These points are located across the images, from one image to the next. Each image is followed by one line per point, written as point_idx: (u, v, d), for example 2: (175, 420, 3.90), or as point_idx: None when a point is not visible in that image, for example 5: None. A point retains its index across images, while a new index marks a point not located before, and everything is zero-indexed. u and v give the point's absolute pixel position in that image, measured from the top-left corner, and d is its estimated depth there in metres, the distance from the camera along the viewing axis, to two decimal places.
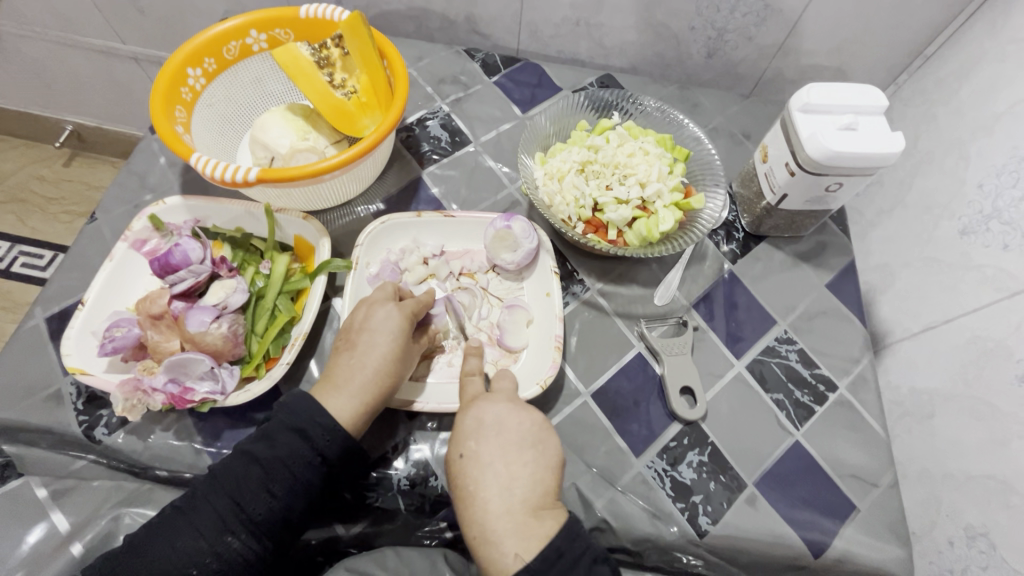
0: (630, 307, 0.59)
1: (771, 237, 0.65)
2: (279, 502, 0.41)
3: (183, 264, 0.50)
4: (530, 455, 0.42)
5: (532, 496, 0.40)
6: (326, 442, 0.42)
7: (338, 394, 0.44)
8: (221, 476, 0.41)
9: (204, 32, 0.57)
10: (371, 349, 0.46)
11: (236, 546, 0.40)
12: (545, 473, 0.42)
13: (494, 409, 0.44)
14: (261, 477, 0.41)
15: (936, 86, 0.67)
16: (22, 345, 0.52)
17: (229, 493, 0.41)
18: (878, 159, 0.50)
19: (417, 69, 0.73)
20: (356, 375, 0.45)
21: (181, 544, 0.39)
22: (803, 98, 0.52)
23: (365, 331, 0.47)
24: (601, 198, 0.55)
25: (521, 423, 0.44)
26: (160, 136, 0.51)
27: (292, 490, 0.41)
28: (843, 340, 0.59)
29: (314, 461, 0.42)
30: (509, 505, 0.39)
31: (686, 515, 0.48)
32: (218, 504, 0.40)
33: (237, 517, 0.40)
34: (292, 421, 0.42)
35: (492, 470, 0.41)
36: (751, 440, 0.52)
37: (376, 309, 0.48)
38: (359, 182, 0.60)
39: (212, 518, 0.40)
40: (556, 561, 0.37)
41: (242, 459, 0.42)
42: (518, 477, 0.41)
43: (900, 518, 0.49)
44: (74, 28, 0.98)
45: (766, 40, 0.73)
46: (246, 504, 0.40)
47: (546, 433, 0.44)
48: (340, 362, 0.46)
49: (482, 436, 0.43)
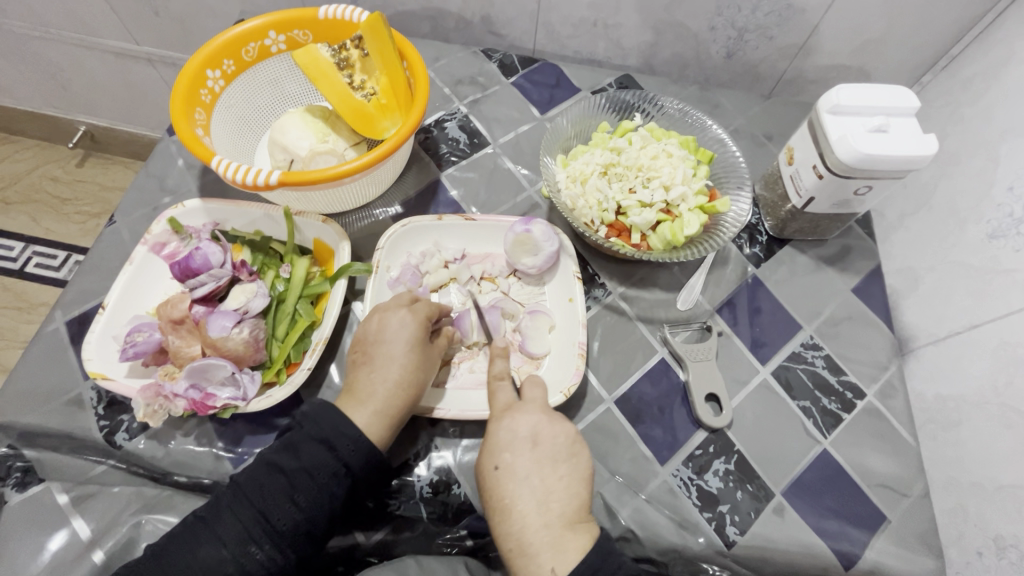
0: (653, 311, 0.58)
1: (794, 240, 0.64)
2: (303, 513, 0.41)
3: (204, 267, 0.50)
4: (565, 469, 0.42)
5: (568, 509, 0.40)
6: (350, 453, 0.42)
7: (361, 409, 0.44)
8: (244, 486, 0.41)
9: (224, 34, 0.56)
10: (389, 361, 0.46)
11: (260, 557, 0.39)
12: (579, 485, 0.42)
13: (528, 419, 0.44)
14: (286, 488, 0.41)
15: (963, 87, 0.65)
16: (43, 348, 0.51)
17: (253, 504, 0.40)
18: (909, 161, 0.49)
19: (434, 70, 0.73)
20: (377, 389, 0.45)
21: (204, 552, 0.39)
22: (832, 99, 0.51)
23: (382, 343, 0.46)
24: (625, 202, 0.54)
25: (555, 435, 0.43)
26: (180, 138, 0.50)
27: (316, 500, 0.41)
28: (869, 346, 0.58)
29: (339, 472, 0.42)
30: (545, 520, 0.40)
31: (713, 525, 0.47)
32: (242, 514, 0.40)
33: (260, 527, 0.40)
34: (317, 432, 0.43)
35: (529, 485, 0.41)
36: (778, 449, 0.51)
37: (389, 319, 0.47)
38: (380, 184, 0.59)
39: (236, 528, 0.40)
40: None
41: (266, 469, 0.42)
42: (554, 491, 0.41)
43: (932, 529, 0.48)
44: (88, 29, 0.98)
45: (787, 40, 0.72)
46: (271, 514, 0.40)
47: (579, 446, 0.44)
48: (359, 376, 0.46)
49: (517, 448, 0.43)
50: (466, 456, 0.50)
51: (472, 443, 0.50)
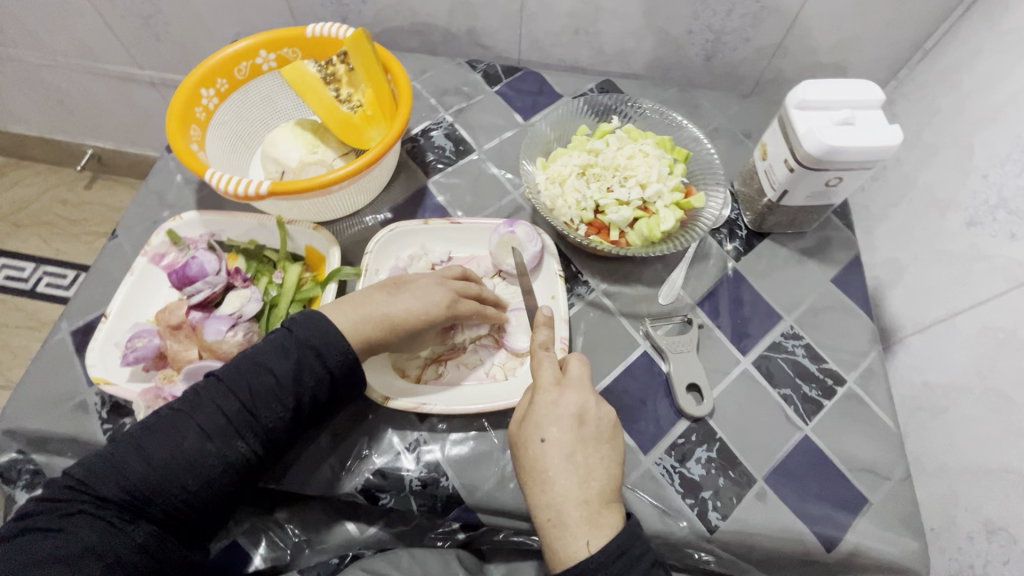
0: (636, 306, 0.59)
1: (774, 234, 0.65)
2: (290, 412, 0.43)
3: (199, 275, 0.52)
4: (606, 451, 0.43)
5: (606, 488, 0.41)
6: (336, 361, 0.45)
7: (356, 318, 0.46)
8: (229, 382, 0.43)
9: (216, 55, 0.59)
10: (408, 299, 0.48)
11: (243, 450, 0.42)
12: (615, 468, 0.43)
13: (578, 398, 0.44)
14: (275, 388, 0.43)
15: (936, 80, 0.67)
16: (50, 357, 0.54)
17: (239, 399, 0.42)
18: (876, 151, 0.50)
19: (421, 82, 0.75)
20: (381, 311, 0.47)
21: (187, 445, 0.40)
22: (799, 94, 0.53)
23: (405, 291, 0.49)
24: (602, 200, 0.56)
25: (600, 419, 0.44)
26: (175, 153, 0.53)
27: (301, 403, 0.44)
28: (850, 334, 0.59)
29: (325, 377, 0.45)
30: (587, 497, 0.40)
31: (696, 511, 0.48)
32: (228, 409, 0.42)
33: (246, 424, 0.42)
34: (309, 339, 0.45)
35: (574, 464, 0.41)
36: (760, 436, 0.52)
37: (423, 282, 0.50)
38: (368, 192, 0.61)
39: (220, 421, 0.41)
40: (619, 558, 0.38)
41: (254, 368, 0.43)
42: (596, 471, 0.42)
43: (914, 510, 0.49)
44: (95, 56, 1.02)
45: (763, 40, 0.74)
46: (259, 412, 0.42)
47: (618, 430, 0.45)
48: (370, 297, 0.48)
49: (564, 425, 0.43)
50: (454, 449, 0.50)
51: (460, 436, 0.51)
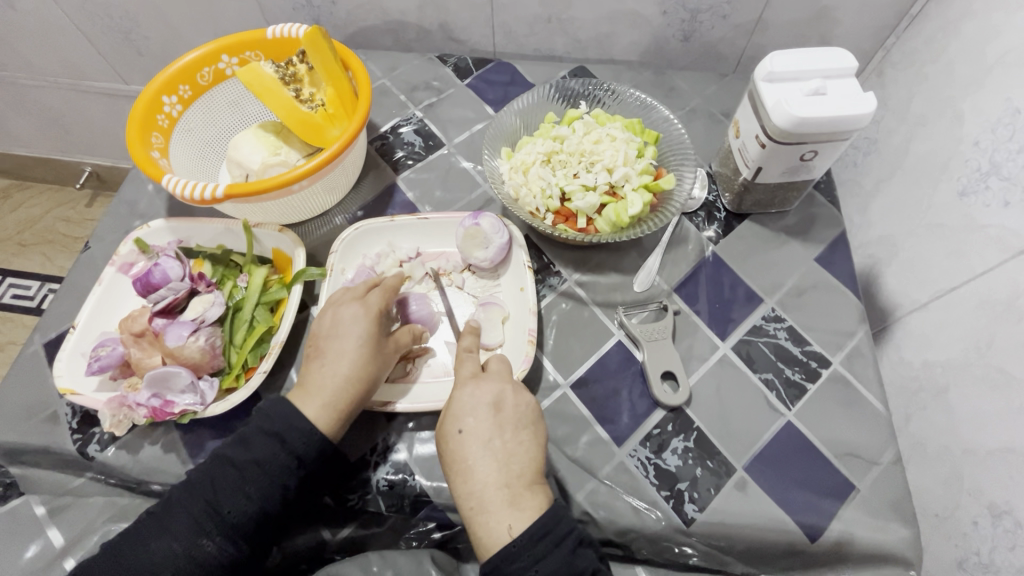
0: (610, 295, 0.58)
1: (754, 214, 0.63)
2: (254, 505, 0.42)
3: (163, 282, 0.52)
4: (526, 436, 0.44)
5: (527, 471, 0.42)
6: (302, 446, 0.43)
7: (311, 401, 0.45)
8: (196, 481, 0.43)
9: (177, 62, 0.59)
10: (340, 357, 0.46)
11: (210, 549, 0.41)
12: (538, 451, 0.44)
13: (492, 387, 0.45)
14: (236, 479, 0.42)
15: (924, 46, 0.64)
16: (23, 370, 0.54)
17: (204, 497, 0.42)
18: (850, 121, 0.48)
19: (391, 79, 0.74)
20: (326, 383, 0.45)
21: (156, 547, 0.40)
22: (766, 67, 0.51)
23: (335, 339, 0.48)
24: (568, 187, 0.54)
25: (518, 405, 0.45)
26: (135, 161, 0.53)
27: (266, 491, 0.42)
28: (838, 315, 0.56)
29: (291, 465, 0.43)
30: (506, 480, 0.41)
31: (672, 503, 0.46)
32: (193, 507, 0.42)
33: (211, 520, 0.41)
34: (268, 426, 0.44)
35: (492, 450, 0.42)
36: (741, 423, 0.50)
37: (343, 314, 0.48)
38: (335, 192, 0.61)
39: (186, 521, 0.41)
40: (541, 539, 0.38)
41: (217, 463, 0.43)
42: (515, 455, 0.43)
43: (905, 496, 0.47)
44: (83, 74, 1.04)
45: (741, 17, 0.71)
46: (221, 506, 0.41)
47: (539, 415, 0.46)
48: (311, 370, 0.47)
49: (480, 414, 0.44)
50: (422, 448, 0.49)
51: (428, 434, 0.50)
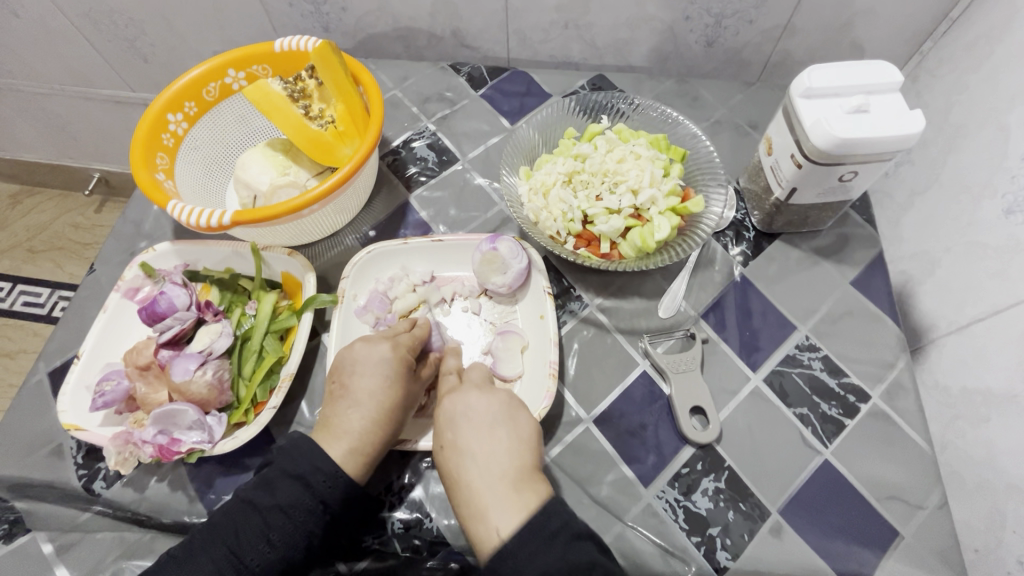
0: (634, 322, 0.55)
1: (785, 234, 0.60)
2: (278, 553, 0.40)
3: (169, 311, 0.50)
4: (503, 431, 0.41)
5: (511, 470, 0.39)
6: (327, 489, 0.42)
7: (337, 444, 0.43)
8: (218, 525, 0.41)
9: (182, 78, 0.57)
10: (366, 397, 0.45)
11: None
12: (521, 445, 0.40)
13: (463, 394, 0.43)
14: (260, 525, 0.40)
15: (965, 52, 0.58)
16: (28, 400, 0.53)
17: (226, 544, 0.40)
18: (896, 141, 0.45)
19: (402, 89, 0.72)
20: (353, 425, 0.44)
21: None
22: (803, 82, 0.47)
23: (359, 376, 0.46)
24: (590, 210, 0.52)
25: (491, 404, 0.43)
26: (139, 185, 0.51)
27: (291, 539, 0.40)
28: (874, 343, 0.53)
29: (316, 509, 0.41)
30: (489, 480, 0.38)
31: (703, 550, 0.44)
32: (215, 554, 0.40)
33: (233, 568, 0.39)
34: (292, 468, 0.42)
35: (471, 455, 0.40)
36: (774, 462, 0.47)
37: (367, 350, 0.47)
38: (346, 213, 0.59)
39: (207, 569, 0.39)
40: (531, 538, 0.34)
41: (241, 506, 0.41)
42: (494, 453, 0.40)
43: (952, 543, 0.44)
44: (88, 82, 1.02)
45: (768, 21, 0.66)
46: (244, 554, 0.40)
47: (517, 410, 0.43)
48: (336, 411, 0.45)
49: (457, 424, 0.42)
50: (438, 487, 0.48)
51: None
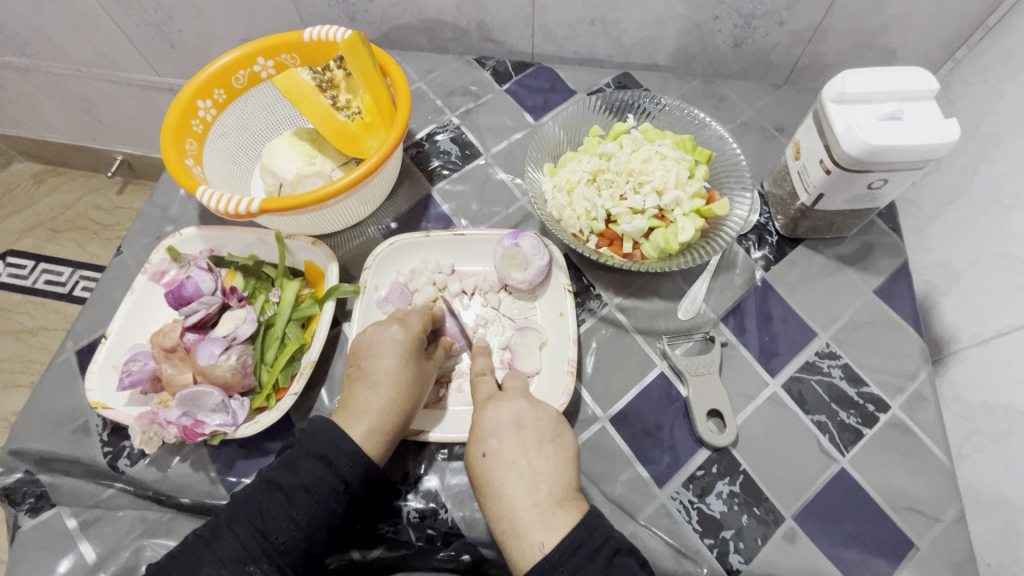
0: (652, 322, 0.55)
1: (808, 239, 0.59)
2: (302, 532, 0.41)
3: (195, 295, 0.51)
4: (551, 450, 0.41)
5: (556, 488, 0.40)
6: (349, 469, 0.42)
7: (358, 424, 0.44)
8: (243, 504, 0.42)
9: (212, 65, 0.57)
10: (382, 377, 0.45)
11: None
12: (565, 465, 0.41)
13: (510, 405, 0.43)
14: (285, 504, 0.41)
15: (1001, 60, 0.57)
16: (54, 377, 0.54)
17: (252, 523, 0.41)
18: (928, 151, 0.44)
19: (427, 82, 0.72)
20: (372, 405, 0.45)
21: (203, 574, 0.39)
22: (836, 87, 0.47)
23: (375, 358, 0.46)
24: (614, 209, 0.51)
25: (539, 418, 0.43)
26: (169, 170, 0.52)
27: (314, 517, 0.41)
28: (895, 353, 0.53)
29: (338, 489, 0.42)
30: (535, 500, 0.39)
31: (715, 552, 0.44)
32: (242, 532, 0.40)
33: (259, 546, 0.40)
34: (314, 448, 0.43)
35: (517, 468, 0.40)
36: (790, 468, 0.47)
37: (381, 334, 0.47)
38: (370, 204, 0.59)
39: (235, 547, 0.40)
40: (576, 552, 0.36)
41: (265, 486, 0.42)
42: (541, 470, 0.40)
43: (969, 558, 0.43)
44: (115, 65, 1.03)
45: (799, 24, 0.65)
46: (269, 533, 0.40)
47: (563, 426, 0.43)
48: (355, 392, 0.46)
49: (502, 434, 0.42)
50: (454, 479, 0.49)
51: (461, 465, 0.49)
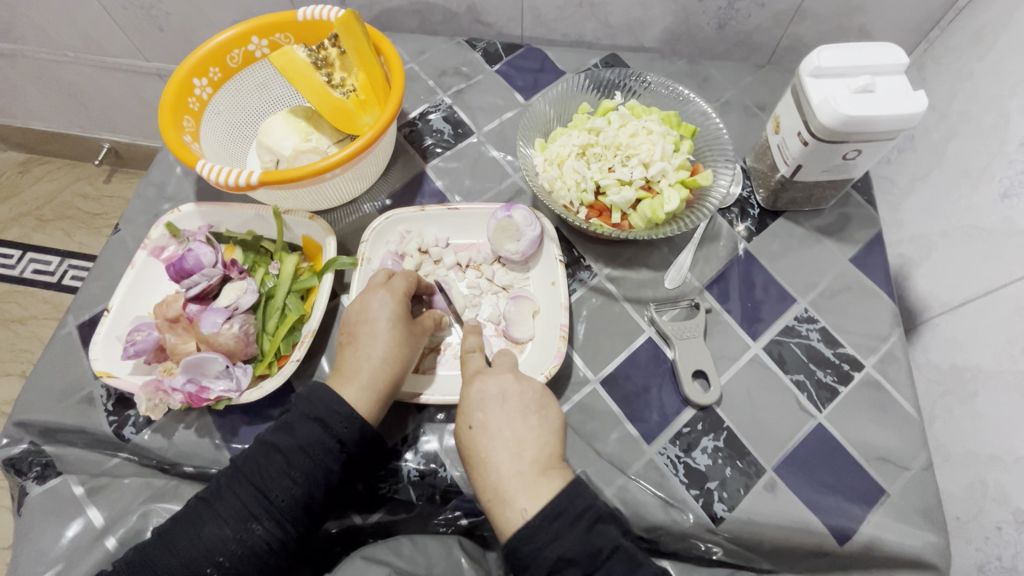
0: (640, 291, 0.57)
1: (789, 212, 0.62)
2: (301, 489, 0.43)
3: (196, 268, 0.52)
4: (535, 420, 0.44)
5: (540, 457, 0.42)
6: (344, 429, 0.44)
7: (350, 385, 0.46)
8: (243, 466, 0.43)
9: (208, 43, 0.58)
10: (372, 340, 0.47)
11: (261, 533, 0.41)
12: (550, 435, 0.43)
13: (496, 379, 0.45)
14: (283, 464, 0.43)
15: (970, 40, 0.60)
16: (56, 351, 0.55)
17: (252, 482, 0.43)
18: (898, 121, 0.46)
19: (419, 64, 0.73)
20: (362, 366, 0.46)
21: (207, 531, 0.41)
22: (813, 62, 0.49)
23: (365, 323, 0.48)
24: (603, 180, 0.54)
25: (523, 390, 0.45)
26: (168, 145, 0.53)
27: (312, 475, 0.43)
28: (869, 318, 0.55)
29: (334, 448, 0.44)
30: (519, 467, 0.41)
31: (700, 502, 0.47)
32: (243, 493, 0.42)
33: (260, 504, 0.42)
34: (310, 411, 0.45)
35: (501, 438, 0.43)
36: (771, 425, 0.50)
37: (370, 299, 0.49)
38: (365, 179, 0.60)
39: (237, 506, 0.42)
40: (556, 519, 0.38)
41: (264, 449, 0.44)
42: (525, 439, 0.42)
43: (935, 502, 0.46)
44: (103, 49, 1.03)
45: (779, 5, 0.67)
46: (269, 491, 0.42)
47: (548, 398, 0.45)
48: (346, 356, 0.48)
49: (488, 407, 0.44)
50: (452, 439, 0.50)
51: None
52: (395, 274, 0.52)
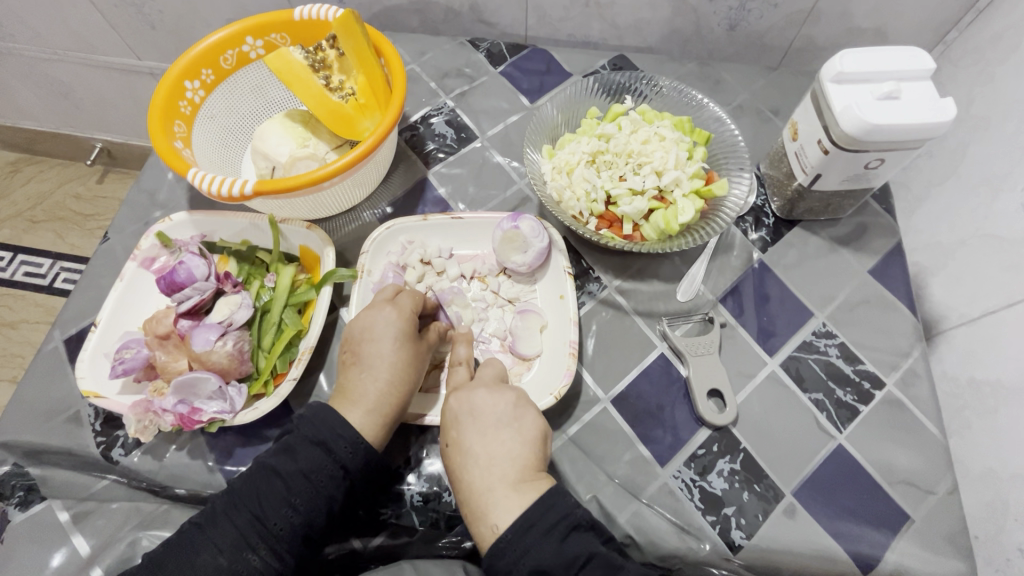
0: (652, 304, 0.55)
1: (804, 221, 0.60)
2: (301, 517, 0.40)
3: (188, 281, 0.50)
4: (507, 433, 0.41)
5: (511, 471, 0.39)
6: (348, 455, 0.42)
7: (355, 409, 0.44)
8: (241, 491, 0.41)
9: (200, 44, 0.56)
10: (378, 360, 0.45)
11: (256, 563, 0.39)
12: (525, 446, 0.41)
13: (470, 395, 0.43)
14: (283, 490, 0.41)
15: (991, 43, 0.58)
16: (41, 368, 0.53)
17: (249, 508, 0.40)
18: (925, 129, 0.44)
19: (420, 65, 0.71)
20: (368, 389, 0.44)
21: (199, 561, 0.38)
22: (834, 66, 0.47)
23: (369, 342, 0.46)
24: (614, 190, 0.51)
25: (497, 403, 0.43)
26: (158, 152, 0.50)
27: (313, 502, 0.41)
28: (889, 332, 0.53)
29: (338, 474, 0.42)
30: (489, 483, 0.39)
31: (718, 528, 0.45)
32: (239, 520, 0.40)
33: (257, 532, 0.40)
34: (313, 434, 0.42)
35: (473, 456, 0.41)
36: (789, 446, 0.48)
37: (374, 317, 0.47)
38: (365, 186, 0.58)
39: (233, 534, 0.39)
40: (528, 531, 0.36)
41: (263, 473, 0.42)
42: (496, 454, 0.40)
43: (960, 527, 0.45)
44: (91, 47, 1.00)
45: (793, 5, 0.65)
46: (268, 519, 0.40)
47: (524, 408, 0.43)
48: (350, 377, 0.46)
49: (462, 424, 0.42)
50: None
51: None
52: (402, 291, 0.50)
